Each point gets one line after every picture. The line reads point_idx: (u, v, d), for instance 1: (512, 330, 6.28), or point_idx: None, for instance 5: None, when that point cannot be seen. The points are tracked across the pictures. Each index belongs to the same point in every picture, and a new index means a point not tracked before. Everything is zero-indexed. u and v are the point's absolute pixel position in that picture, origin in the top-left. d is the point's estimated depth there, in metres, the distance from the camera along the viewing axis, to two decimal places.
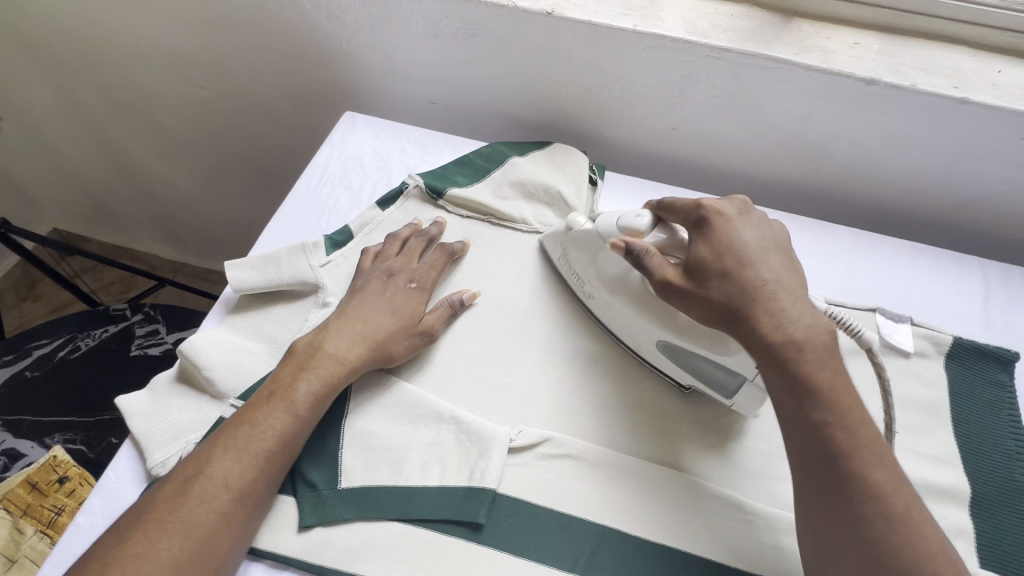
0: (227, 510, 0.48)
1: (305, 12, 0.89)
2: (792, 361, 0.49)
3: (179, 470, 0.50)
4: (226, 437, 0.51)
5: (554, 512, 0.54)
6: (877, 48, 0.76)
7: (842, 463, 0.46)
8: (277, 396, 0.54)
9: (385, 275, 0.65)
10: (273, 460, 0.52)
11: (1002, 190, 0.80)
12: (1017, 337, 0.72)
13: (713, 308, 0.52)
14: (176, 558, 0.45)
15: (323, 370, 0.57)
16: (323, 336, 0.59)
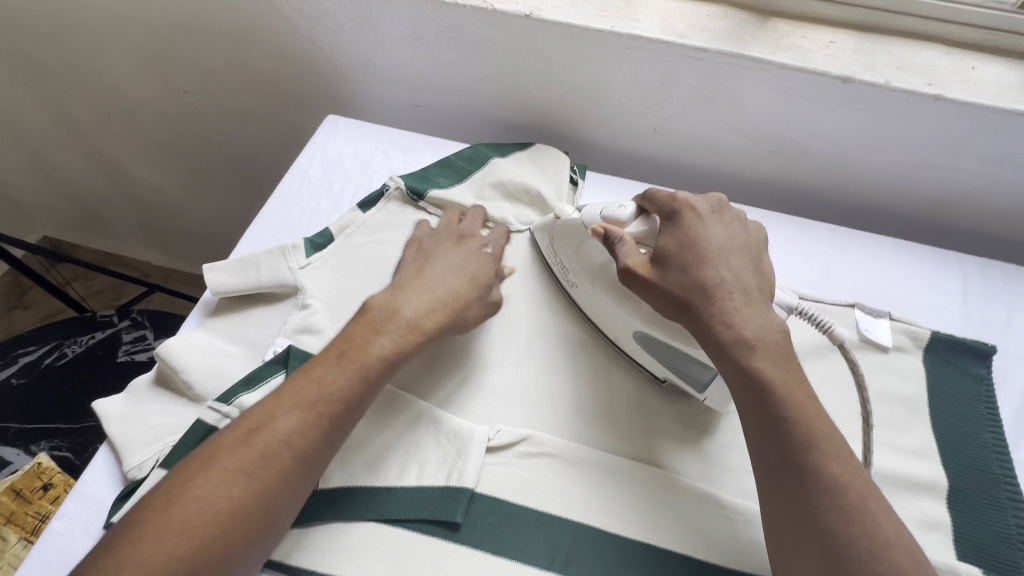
0: (285, 464, 0.47)
1: (287, 18, 0.90)
2: (744, 360, 0.49)
3: (248, 416, 0.49)
4: (294, 391, 0.50)
5: (531, 510, 0.54)
6: (852, 47, 0.77)
7: (798, 460, 0.46)
8: (349, 356, 0.53)
9: (455, 238, 0.68)
10: (339, 419, 0.51)
11: (980, 185, 0.81)
12: (996, 331, 0.73)
13: (671, 300, 0.53)
14: (236, 505, 0.45)
15: (394, 334, 0.56)
16: (399, 298, 0.59)
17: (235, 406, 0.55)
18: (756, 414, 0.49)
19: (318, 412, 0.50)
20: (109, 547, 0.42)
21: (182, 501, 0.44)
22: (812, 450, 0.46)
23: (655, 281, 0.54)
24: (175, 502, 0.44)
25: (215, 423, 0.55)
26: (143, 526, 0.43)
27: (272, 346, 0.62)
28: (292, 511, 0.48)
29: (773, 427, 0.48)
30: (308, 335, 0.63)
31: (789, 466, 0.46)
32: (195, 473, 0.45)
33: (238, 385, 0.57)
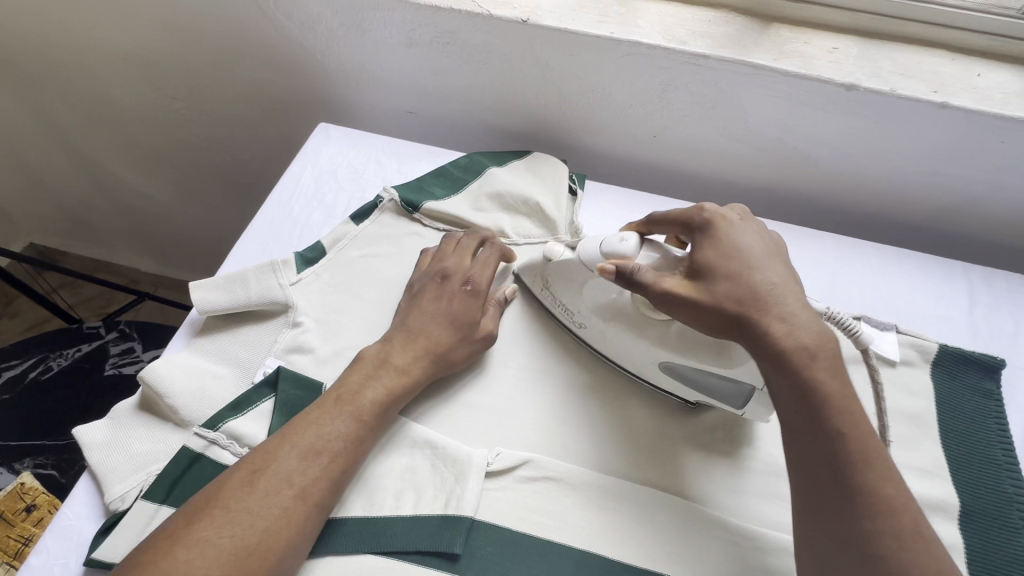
0: (288, 506, 0.46)
1: (277, 23, 0.87)
2: (791, 371, 0.47)
3: (246, 462, 0.48)
4: (292, 433, 0.50)
5: (534, 538, 0.52)
6: (855, 53, 0.75)
7: (837, 477, 0.44)
8: (344, 399, 0.53)
9: (439, 277, 0.64)
10: (337, 464, 0.50)
11: (985, 193, 0.79)
12: (1004, 343, 0.71)
13: (719, 313, 0.50)
14: (237, 548, 0.43)
15: (388, 376, 0.56)
16: (390, 345, 0.58)
17: (222, 432, 0.54)
18: (798, 426, 0.47)
19: (317, 455, 0.49)
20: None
21: (183, 544, 0.42)
22: (853, 469, 0.44)
23: (699, 297, 0.51)
24: (175, 545, 0.42)
25: (201, 450, 0.53)
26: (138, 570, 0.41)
27: (262, 366, 0.59)
28: (292, 559, 0.46)
29: (822, 440, 0.46)
30: (300, 354, 0.61)
31: (829, 482, 0.45)
32: (197, 520, 0.44)
33: (225, 409, 0.55)
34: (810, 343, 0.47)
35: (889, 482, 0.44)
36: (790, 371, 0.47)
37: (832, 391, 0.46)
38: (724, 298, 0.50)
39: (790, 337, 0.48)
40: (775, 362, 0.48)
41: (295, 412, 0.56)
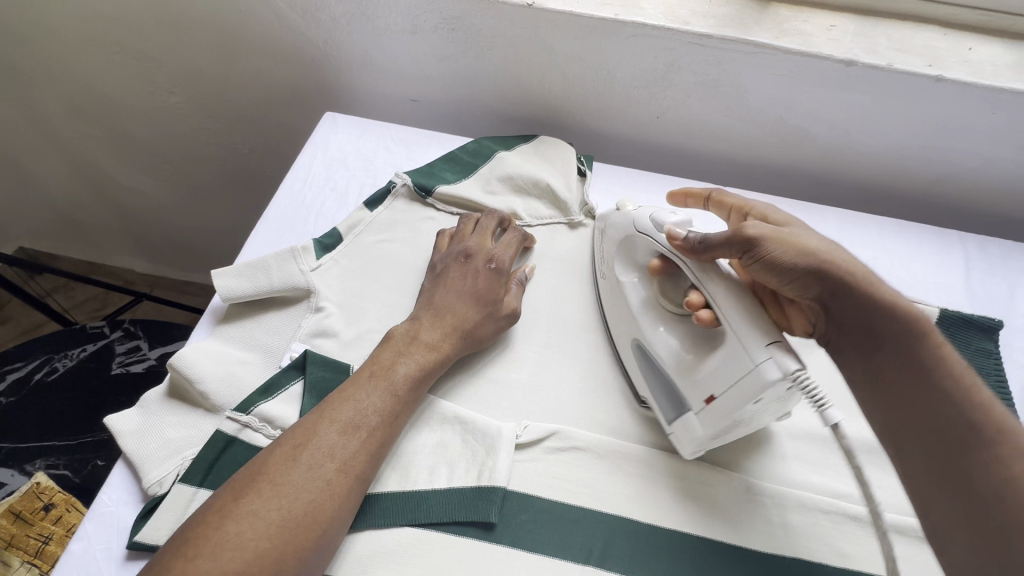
0: (331, 479, 0.47)
1: (279, 12, 0.87)
2: (887, 329, 0.51)
3: (287, 438, 0.49)
4: (330, 410, 0.51)
5: (565, 505, 0.54)
6: (852, 30, 0.77)
7: (956, 426, 0.46)
8: (378, 375, 0.54)
9: (462, 257, 0.65)
10: (374, 438, 0.51)
11: (977, 164, 0.82)
12: (1000, 306, 0.75)
13: (800, 257, 0.52)
14: (286, 521, 0.44)
15: (418, 353, 0.57)
16: (418, 322, 0.59)
17: (254, 415, 0.54)
18: (897, 387, 0.49)
19: (356, 430, 0.50)
20: (157, 568, 0.41)
21: (233, 517, 0.43)
22: (975, 416, 0.45)
23: (782, 243, 0.53)
24: (225, 520, 0.43)
25: (235, 433, 0.53)
26: (192, 544, 0.42)
27: (288, 351, 0.60)
28: (336, 532, 0.47)
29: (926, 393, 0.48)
30: (325, 338, 0.62)
31: (944, 435, 0.46)
32: (246, 496, 0.45)
33: (254, 393, 0.55)
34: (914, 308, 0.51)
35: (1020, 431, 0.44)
36: (886, 334, 0.51)
37: (939, 350, 0.49)
38: (806, 245, 0.53)
39: (876, 288, 0.51)
40: (867, 324, 0.51)
41: (325, 393, 0.57)
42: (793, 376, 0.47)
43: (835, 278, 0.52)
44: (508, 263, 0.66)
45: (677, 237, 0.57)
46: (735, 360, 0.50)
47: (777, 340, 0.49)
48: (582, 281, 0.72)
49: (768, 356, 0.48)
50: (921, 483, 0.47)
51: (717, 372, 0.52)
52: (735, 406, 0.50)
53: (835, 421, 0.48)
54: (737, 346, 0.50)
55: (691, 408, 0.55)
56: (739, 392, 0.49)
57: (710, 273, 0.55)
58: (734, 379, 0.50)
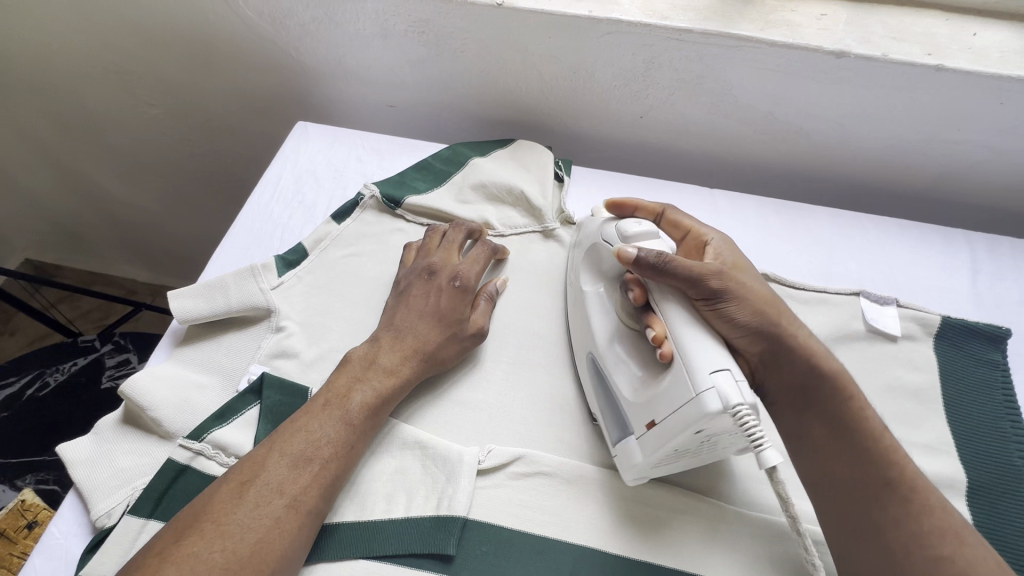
0: (280, 516, 0.45)
1: (249, 22, 0.85)
2: (818, 392, 0.50)
3: (233, 474, 0.47)
4: (280, 441, 0.49)
5: (528, 535, 0.51)
6: (844, 19, 0.72)
7: (868, 481, 0.46)
8: (332, 404, 0.52)
9: (426, 273, 0.63)
10: (327, 471, 0.49)
11: (986, 158, 0.77)
12: (1010, 311, 0.69)
13: (752, 311, 0.51)
14: (228, 565, 0.41)
15: (375, 379, 0.54)
16: (377, 346, 0.57)
17: (207, 442, 0.52)
18: (820, 445, 0.49)
19: (307, 463, 0.48)
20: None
21: (168, 563, 0.40)
22: (888, 474, 0.46)
23: (742, 301, 0.51)
24: (164, 563, 0.40)
25: (187, 461, 0.52)
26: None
27: (246, 373, 0.58)
28: (285, 572, 0.44)
29: (846, 447, 0.48)
30: (285, 359, 0.60)
31: (859, 492, 0.47)
32: (186, 536, 0.42)
33: (208, 419, 0.54)
34: (838, 364, 0.51)
35: (930, 489, 0.46)
36: (813, 396, 0.50)
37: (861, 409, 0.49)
38: (760, 303, 0.51)
39: (813, 348, 0.51)
40: (800, 386, 0.51)
41: (281, 418, 0.55)
42: (733, 411, 0.43)
43: (782, 336, 0.51)
44: (474, 280, 0.63)
45: (631, 256, 0.52)
46: (679, 387, 0.46)
47: (725, 368, 0.45)
48: (556, 295, 0.69)
49: (711, 385, 0.44)
50: (833, 533, 0.47)
51: (661, 398, 0.48)
52: (671, 434, 0.46)
53: (773, 463, 0.43)
54: (682, 368, 0.46)
55: (633, 432, 0.51)
56: (679, 422, 0.45)
57: (670, 296, 0.51)
58: (678, 406, 0.46)
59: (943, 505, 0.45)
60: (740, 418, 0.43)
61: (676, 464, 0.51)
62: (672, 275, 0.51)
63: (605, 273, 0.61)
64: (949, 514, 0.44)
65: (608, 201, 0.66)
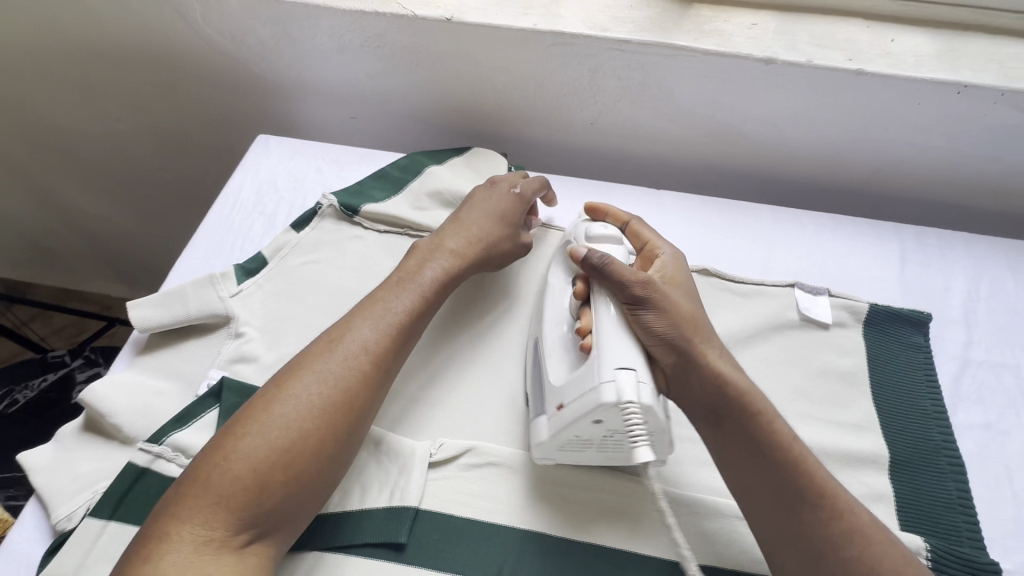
0: (365, 366, 0.50)
1: (209, 39, 0.88)
2: (728, 410, 0.51)
3: (323, 335, 0.53)
4: (362, 310, 0.55)
5: (476, 522, 0.54)
6: (774, 27, 0.77)
7: (783, 492, 0.48)
8: (405, 279, 0.59)
9: (489, 185, 0.72)
10: (403, 333, 0.55)
11: (912, 155, 0.82)
12: (934, 298, 0.74)
13: (668, 323, 0.52)
14: (321, 404, 0.47)
15: (443, 259, 0.62)
16: (442, 235, 0.65)
17: (167, 444, 0.55)
18: (738, 459, 0.50)
19: (386, 324, 0.54)
20: (208, 449, 0.45)
21: (275, 401, 0.47)
22: (802, 484, 0.48)
23: (660, 309, 0.53)
24: (273, 401, 0.47)
25: (146, 464, 0.54)
26: (239, 425, 0.46)
27: (206, 379, 0.60)
28: (370, 412, 0.50)
29: (761, 461, 0.49)
30: (244, 364, 0.62)
31: (780, 501, 0.48)
32: (285, 379, 0.49)
33: (168, 423, 0.56)
34: (748, 383, 0.52)
35: (839, 492, 0.48)
36: (722, 411, 0.51)
37: (768, 420, 0.50)
38: (676, 318, 0.53)
39: (719, 366, 0.52)
40: (710, 404, 0.51)
41: None
42: (623, 406, 0.46)
43: (693, 350, 0.52)
44: (531, 198, 0.72)
45: (581, 254, 0.58)
46: (586, 375, 0.50)
47: (630, 367, 0.48)
48: (509, 295, 0.72)
49: (612, 378, 0.48)
50: (763, 537, 0.49)
51: (573, 380, 0.51)
52: (575, 418, 0.49)
53: (643, 461, 0.47)
54: (593, 361, 0.50)
55: (544, 412, 0.54)
56: (580, 405, 0.49)
57: (605, 296, 0.55)
58: (580, 390, 0.50)
59: (851, 504, 0.48)
60: (627, 415, 0.47)
61: (582, 455, 0.53)
62: (608, 276, 0.54)
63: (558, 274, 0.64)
64: (858, 515, 0.47)
65: (585, 204, 0.68)
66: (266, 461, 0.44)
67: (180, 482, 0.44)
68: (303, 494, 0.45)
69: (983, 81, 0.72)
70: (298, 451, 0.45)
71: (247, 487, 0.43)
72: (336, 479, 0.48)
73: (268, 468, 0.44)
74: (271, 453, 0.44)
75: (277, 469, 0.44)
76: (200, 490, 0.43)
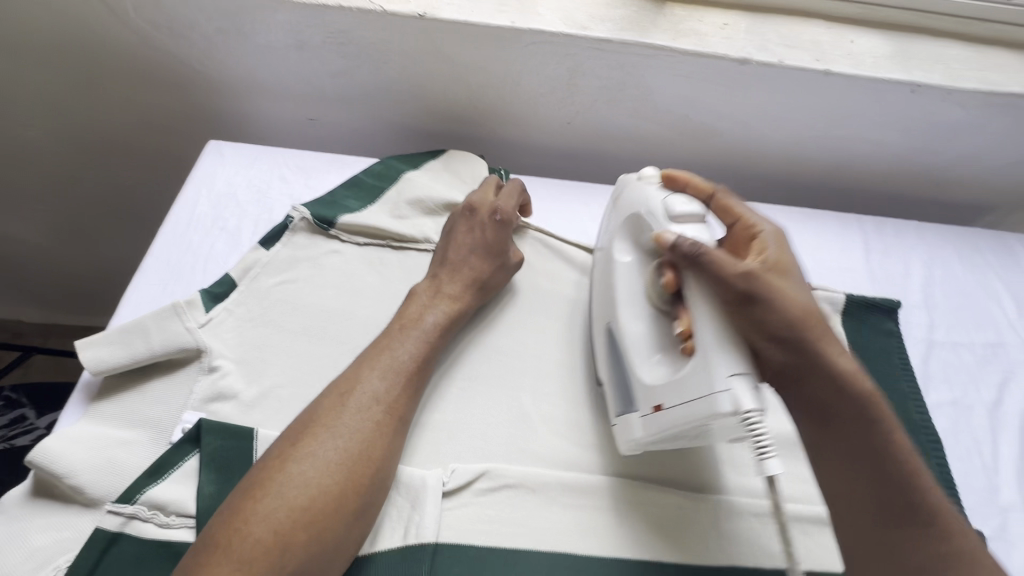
0: (379, 419, 0.50)
1: (143, 32, 0.78)
2: (841, 414, 0.48)
3: (331, 388, 0.51)
4: (369, 359, 0.54)
5: (500, 550, 0.51)
6: (744, 28, 0.79)
7: (898, 502, 0.46)
8: (408, 326, 0.58)
9: (469, 212, 0.68)
10: (412, 382, 0.54)
11: (869, 150, 0.87)
12: (897, 284, 0.79)
13: (782, 320, 0.47)
14: (342, 459, 0.47)
15: (443, 304, 0.61)
16: (439, 279, 0.63)
17: (141, 503, 0.48)
18: (849, 464, 0.47)
19: (395, 374, 0.53)
20: (225, 513, 0.43)
21: (293, 459, 0.46)
22: (913, 497, 0.46)
23: (774, 304, 0.47)
24: (288, 462, 0.46)
25: (119, 528, 0.47)
26: (258, 486, 0.44)
27: (180, 423, 0.54)
28: (392, 462, 0.50)
29: (879, 469, 0.47)
30: (223, 402, 0.55)
31: (887, 513, 0.46)
32: (301, 437, 0.47)
33: (140, 478, 0.49)
34: (874, 389, 0.48)
35: (950, 513, 0.47)
36: (834, 412, 0.48)
37: (890, 430, 0.47)
38: (793, 311, 0.48)
39: (840, 368, 0.48)
40: (820, 406, 0.48)
41: (225, 466, 0.51)
42: (743, 416, 0.44)
43: (811, 350, 0.47)
44: (513, 214, 0.69)
45: (671, 241, 0.51)
46: (692, 380, 0.47)
47: (744, 373, 0.45)
48: (504, 305, 0.69)
49: (727, 388, 0.45)
50: (847, 538, 0.48)
51: (674, 386, 0.49)
52: (679, 423, 0.48)
53: (773, 473, 0.44)
54: (699, 366, 0.47)
55: (638, 410, 0.54)
56: (684, 411, 0.48)
57: (701, 291, 0.49)
58: (686, 399, 0.47)
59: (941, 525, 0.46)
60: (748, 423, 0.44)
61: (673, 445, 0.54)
62: (706, 270, 0.48)
63: (634, 244, 0.61)
64: (970, 538, 0.46)
65: (663, 171, 0.61)
66: (290, 521, 0.43)
67: (195, 552, 0.42)
68: (330, 550, 0.44)
69: (933, 80, 0.77)
70: (321, 508, 0.44)
71: (270, 550, 0.41)
72: (362, 535, 0.47)
73: (292, 528, 0.43)
74: (294, 518, 0.43)
75: (300, 529, 0.43)
76: (222, 558, 0.40)
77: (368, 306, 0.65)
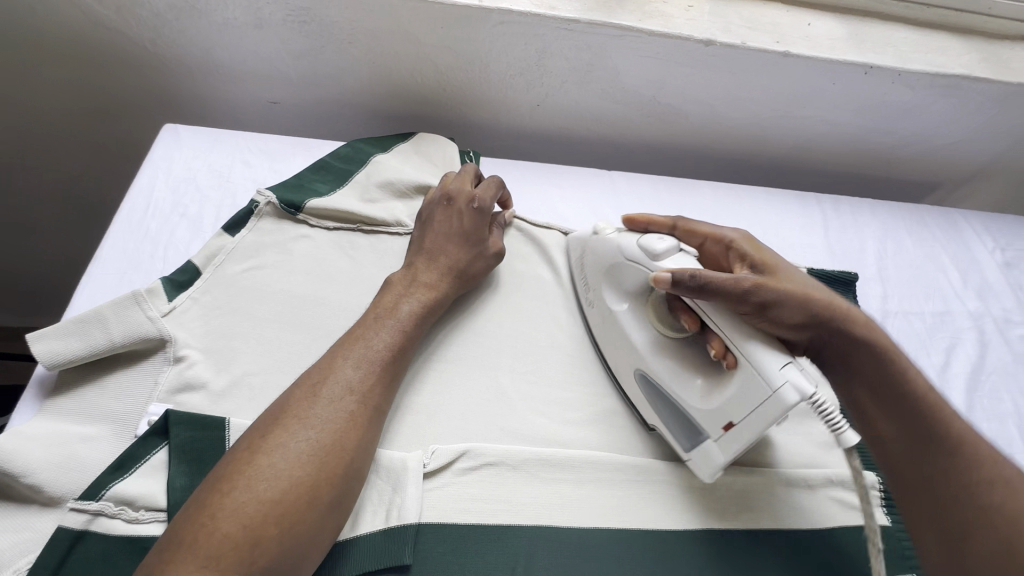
0: (354, 410, 0.49)
1: (85, 7, 0.73)
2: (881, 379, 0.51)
3: (304, 378, 0.50)
4: (343, 349, 0.52)
5: (484, 528, 0.51)
6: (708, 10, 0.80)
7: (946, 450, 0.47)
8: (384, 315, 0.57)
9: (445, 202, 0.67)
10: (387, 371, 0.53)
11: (825, 130, 0.91)
12: (853, 258, 0.83)
13: (799, 310, 0.50)
14: (314, 450, 0.45)
15: (418, 292, 0.60)
16: (414, 268, 0.62)
17: (107, 500, 0.46)
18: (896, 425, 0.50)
19: (371, 363, 0.52)
20: (189, 509, 0.41)
21: (263, 451, 0.44)
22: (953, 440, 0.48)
23: (790, 299, 0.50)
24: (259, 454, 0.44)
25: (84, 525, 0.45)
26: (225, 479, 0.42)
27: (146, 415, 0.51)
28: (366, 453, 0.48)
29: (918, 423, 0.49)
30: (191, 393, 0.53)
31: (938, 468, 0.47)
32: (271, 429, 0.46)
33: (104, 473, 0.47)
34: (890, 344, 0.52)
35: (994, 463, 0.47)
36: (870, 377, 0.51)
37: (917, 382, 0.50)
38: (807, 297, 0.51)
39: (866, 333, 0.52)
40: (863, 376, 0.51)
41: (196, 459, 0.49)
42: (813, 398, 0.46)
43: (838, 326, 0.51)
44: (491, 203, 0.68)
45: (667, 280, 0.52)
46: (751, 388, 0.49)
47: (790, 360, 0.48)
48: (479, 286, 0.69)
49: (784, 380, 0.47)
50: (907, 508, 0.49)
51: (733, 400, 0.50)
52: (753, 433, 0.49)
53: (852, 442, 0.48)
54: (751, 371, 0.48)
55: (709, 436, 0.53)
56: (757, 418, 0.49)
57: (719, 313, 0.51)
58: (754, 406, 0.49)
59: (993, 457, 0.47)
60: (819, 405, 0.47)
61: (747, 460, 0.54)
62: (715, 292, 0.50)
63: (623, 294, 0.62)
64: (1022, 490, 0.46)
65: (622, 216, 0.65)
66: (260, 516, 0.41)
67: (158, 550, 0.40)
68: (302, 544, 0.42)
69: (885, 62, 0.80)
70: (292, 501, 0.42)
71: (240, 545, 0.39)
72: (336, 528, 0.45)
73: (262, 522, 0.41)
74: (262, 513, 0.41)
75: (271, 523, 0.41)
76: (187, 555, 0.38)
77: (341, 291, 0.64)
